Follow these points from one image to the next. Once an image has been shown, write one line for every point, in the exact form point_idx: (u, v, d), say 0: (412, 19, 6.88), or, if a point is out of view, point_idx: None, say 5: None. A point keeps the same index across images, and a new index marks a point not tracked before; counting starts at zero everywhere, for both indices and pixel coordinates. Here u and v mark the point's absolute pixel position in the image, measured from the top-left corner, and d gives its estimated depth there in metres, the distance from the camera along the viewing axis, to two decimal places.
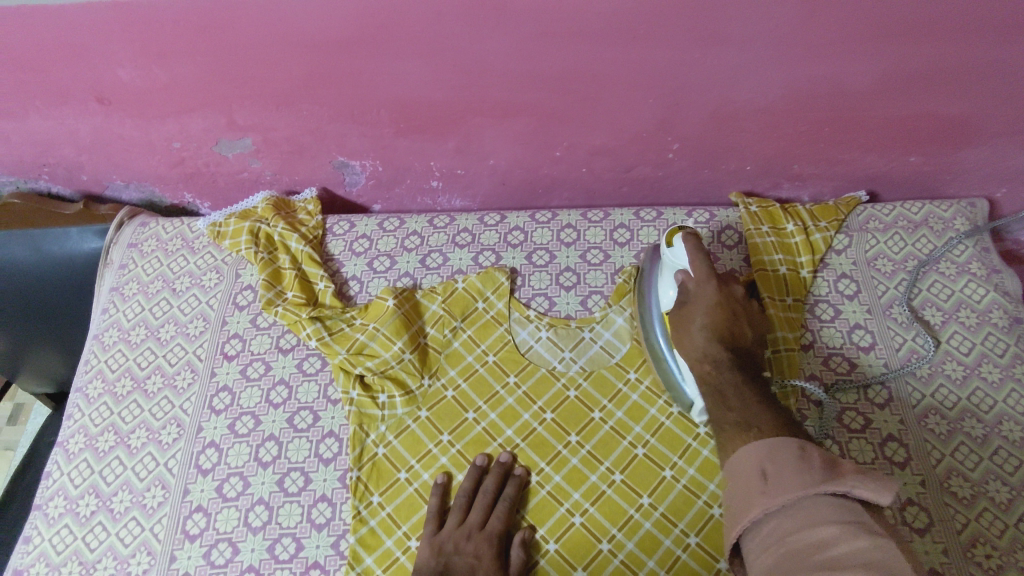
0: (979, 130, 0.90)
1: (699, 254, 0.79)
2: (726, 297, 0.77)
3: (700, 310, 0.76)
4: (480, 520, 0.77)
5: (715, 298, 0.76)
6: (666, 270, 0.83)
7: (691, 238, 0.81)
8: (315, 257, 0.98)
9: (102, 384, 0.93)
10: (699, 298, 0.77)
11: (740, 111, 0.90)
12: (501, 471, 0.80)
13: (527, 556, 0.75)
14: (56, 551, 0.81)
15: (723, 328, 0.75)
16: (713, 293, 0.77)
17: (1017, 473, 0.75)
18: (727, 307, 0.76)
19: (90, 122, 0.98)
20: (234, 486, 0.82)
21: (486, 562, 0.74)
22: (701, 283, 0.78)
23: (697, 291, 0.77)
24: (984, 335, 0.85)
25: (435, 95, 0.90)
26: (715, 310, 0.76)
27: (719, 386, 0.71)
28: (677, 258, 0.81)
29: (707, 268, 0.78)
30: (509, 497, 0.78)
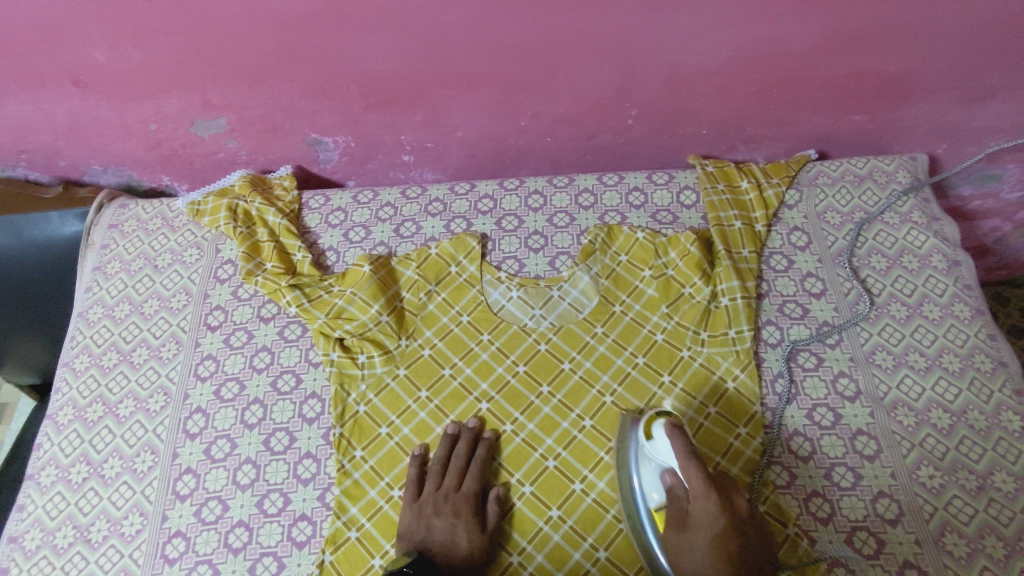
0: (916, 86, 0.96)
1: (691, 461, 0.70)
2: (730, 518, 0.68)
3: (703, 541, 0.68)
4: (456, 482, 0.80)
5: (720, 524, 0.67)
6: (650, 463, 0.75)
7: (674, 432, 0.73)
8: (291, 229, 1.01)
9: (88, 358, 0.95)
10: (702, 520, 0.68)
11: (692, 75, 0.94)
12: (471, 436, 0.83)
13: (503, 509, 0.79)
14: (50, 517, 0.84)
15: (733, 564, 0.66)
16: (717, 517, 0.67)
17: (956, 401, 0.81)
18: (734, 532, 0.67)
19: (66, 106, 1.01)
20: (222, 448, 0.86)
21: (464, 518, 0.78)
22: (700, 501, 0.68)
23: (698, 509, 0.69)
24: (925, 277, 0.91)
25: (402, 67, 0.94)
26: (721, 539, 0.67)
27: None
28: (663, 453, 0.73)
29: (705, 480, 0.69)
30: (481, 457, 0.82)
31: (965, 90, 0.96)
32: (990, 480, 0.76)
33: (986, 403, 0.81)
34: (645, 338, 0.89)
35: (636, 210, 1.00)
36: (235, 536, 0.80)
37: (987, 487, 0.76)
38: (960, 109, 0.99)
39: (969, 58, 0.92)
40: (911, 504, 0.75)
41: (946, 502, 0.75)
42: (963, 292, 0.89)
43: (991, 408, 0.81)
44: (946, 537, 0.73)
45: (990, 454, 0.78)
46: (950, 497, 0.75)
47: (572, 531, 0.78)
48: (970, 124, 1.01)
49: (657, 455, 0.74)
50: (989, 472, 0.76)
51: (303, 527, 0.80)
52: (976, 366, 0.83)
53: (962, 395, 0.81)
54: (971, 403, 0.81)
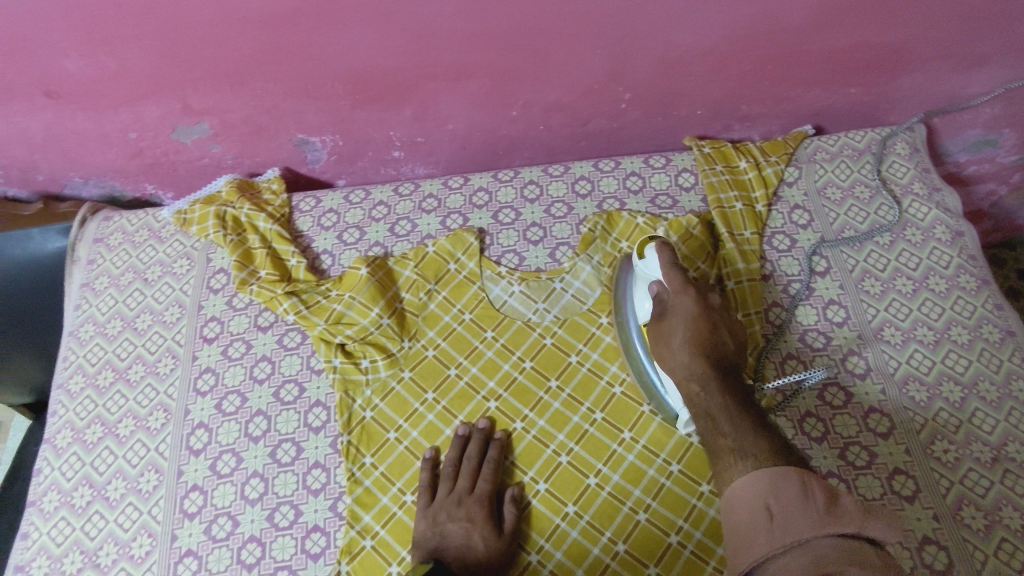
0: (910, 56, 0.95)
1: (673, 268, 0.76)
2: (703, 308, 0.74)
3: (678, 325, 0.74)
4: (469, 485, 0.79)
5: (693, 312, 0.74)
6: (639, 281, 0.81)
7: (663, 248, 0.78)
8: (284, 234, 0.99)
9: (83, 379, 0.93)
10: (679, 310, 0.75)
11: (685, 55, 0.92)
12: (482, 438, 0.82)
13: (519, 511, 0.78)
14: (56, 544, 0.82)
15: (705, 342, 0.72)
16: (690, 307, 0.74)
17: (967, 372, 0.81)
18: (707, 320, 0.74)
19: (40, 118, 0.97)
20: (228, 462, 0.84)
21: (480, 523, 0.77)
22: (677, 296, 0.75)
23: (676, 303, 0.75)
24: (929, 250, 0.90)
25: (387, 62, 0.91)
26: (695, 325, 0.73)
27: (709, 408, 0.68)
28: (648, 270, 0.79)
29: (682, 280, 0.75)
30: (493, 459, 0.80)
31: (960, 57, 0.95)
32: (1004, 451, 0.76)
33: (996, 374, 0.81)
34: None
35: (635, 196, 0.98)
36: (248, 551, 0.78)
37: (1002, 458, 0.75)
38: (955, 77, 0.98)
39: (964, 25, 0.90)
40: (926, 479, 0.75)
41: (961, 475, 0.75)
42: (968, 263, 0.88)
43: (1001, 378, 0.80)
44: (963, 510, 0.73)
45: (1004, 424, 0.77)
46: (966, 470, 0.75)
47: (590, 527, 0.77)
48: (964, 91, 1.00)
49: (644, 271, 0.80)
50: (1003, 443, 0.76)
51: (316, 538, 0.79)
52: (984, 337, 0.83)
53: (972, 366, 0.81)
54: (982, 373, 0.81)
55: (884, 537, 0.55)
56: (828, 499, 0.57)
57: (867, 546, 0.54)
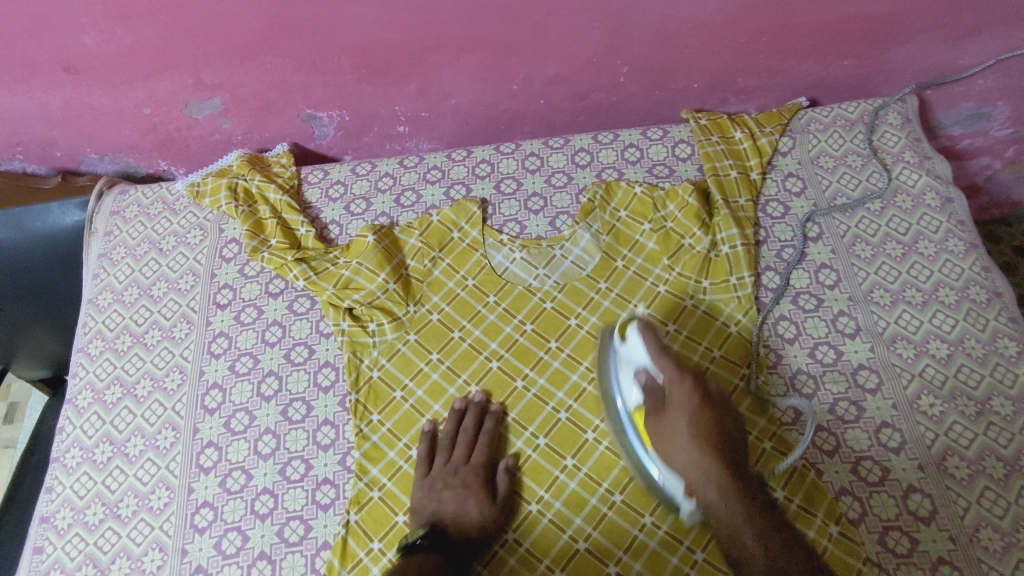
0: (902, 28, 0.97)
1: (663, 356, 0.75)
2: (703, 398, 0.73)
3: (681, 422, 0.72)
4: (464, 455, 0.82)
5: (694, 404, 0.73)
6: (622, 365, 0.78)
7: (647, 331, 0.77)
8: (293, 205, 1.02)
9: (102, 343, 0.97)
10: (678, 404, 0.73)
11: (681, 28, 0.95)
12: (479, 410, 0.85)
13: (512, 479, 0.81)
14: (79, 496, 0.86)
15: (710, 437, 0.71)
16: (692, 399, 0.73)
17: (954, 331, 0.83)
18: (708, 411, 0.73)
19: (58, 94, 1.01)
20: (242, 420, 0.88)
21: (475, 489, 0.79)
22: (674, 388, 0.74)
23: (675, 396, 0.73)
24: (919, 215, 0.92)
25: (392, 35, 0.94)
26: (698, 418, 0.72)
27: (733, 523, 0.68)
28: (635, 352, 0.77)
29: (677, 370, 0.74)
30: (489, 431, 0.83)
31: (951, 29, 0.97)
32: (988, 405, 0.79)
33: (983, 332, 0.83)
34: (648, 290, 0.91)
35: (633, 166, 1.01)
36: (261, 502, 0.82)
37: (986, 412, 0.78)
38: (947, 48, 1.00)
39: None
40: (912, 432, 0.78)
41: (947, 428, 0.78)
42: (956, 227, 0.91)
43: (986, 336, 0.83)
44: (948, 461, 0.76)
45: (988, 379, 0.80)
46: (950, 423, 0.78)
47: (587, 479, 0.80)
48: (956, 63, 1.02)
49: (628, 356, 0.78)
50: (987, 397, 0.79)
51: (326, 490, 0.82)
52: (971, 297, 0.85)
53: (959, 325, 0.84)
54: (968, 332, 0.83)
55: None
56: None
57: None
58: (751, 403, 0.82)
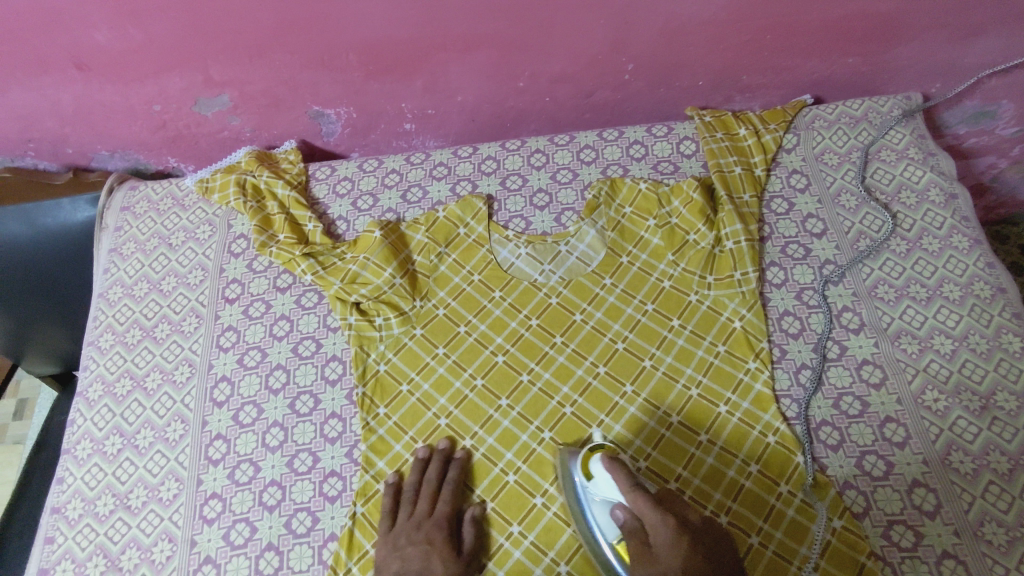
0: (906, 26, 0.97)
1: (637, 491, 0.69)
2: (689, 538, 0.65)
3: (675, 566, 0.62)
4: (428, 508, 0.79)
5: (683, 545, 0.64)
6: (596, 504, 0.74)
7: (613, 464, 0.73)
8: (301, 200, 1.03)
9: (113, 336, 0.98)
10: (664, 550, 0.64)
11: (686, 26, 0.96)
12: (442, 459, 0.82)
13: (478, 531, 0.79)
14: (89, 487, 0.87)
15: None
16: (679, 541, 0.64)
17: (958, 326, 0.84)
18: (698, 551, 0.64)
19: (70, 90, 1.02)
20: (250, 413, 0.89)
21: (439, 545, 0.76)
22: (656, 529, 0.66)
23: (658, 538, 0.65)
24: (923, 212, 0.93)
25: (399, 33, 0.95)
26: (690, 561, 0.63)
27: None
28: (605, 489, 0.73)
29: (655, 508, 0.67)
30: (453, 480, 0.81)
31: (955, 27, 0.98)
32: (993, 400, 0.79)
33: (987, 328, 0.83)
34: (654, 286, 0.91)
35: (638, 163, 1.01)
36: (269, 494, 0.83)
37: (991, 407, 0.78)
38: (952, 46, 1.00)
39: None
40: (917, 427, 0.78)
41: (951, 422, 0.78)
42: (961, 224, 0.91)
43: (991, 332, 0.83)
44: (952, 456, 0.76)
45: (993, 375, 0.80)
46: (955, 418, 0.78)
47: None
48: (961, 61, 1.03)
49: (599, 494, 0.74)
50: (992, 393, 0.79)
51: (333, 482, 0.83)
52: (975, 293, 0.86)
53: (963, 321, 0.84)
54: (972, 327, 0.83)
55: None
56: None
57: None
58: (758, 395, 0.82)
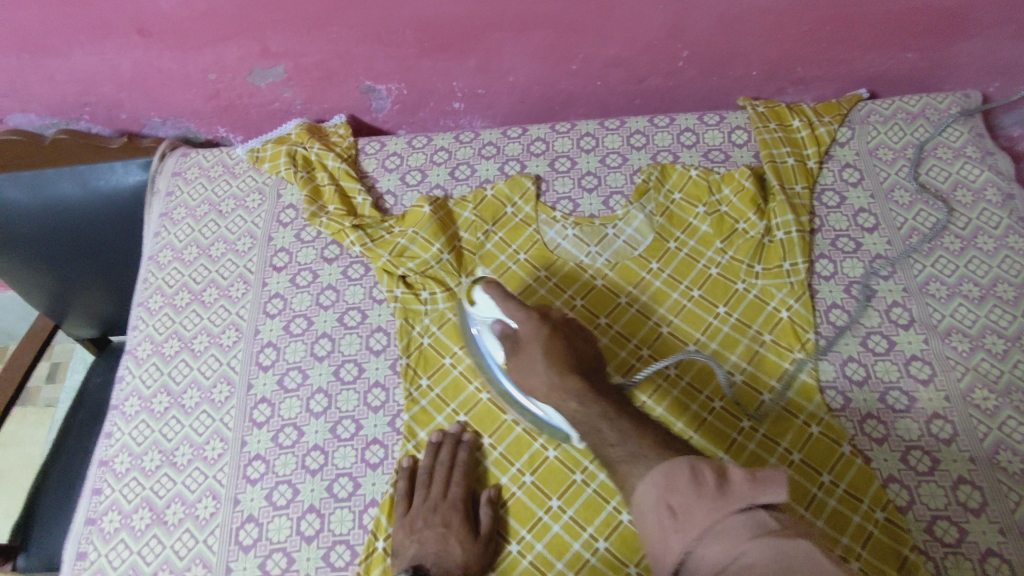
0: (971, 22, 0.96)
1: (508, 299, 0.75)
2: (550, 327, 0.73)
3: (537, 353, 0.72)
4: (442, 491, 0.80)
5: (543, 333, 0.72)
6: (481, 326, 0.79)
7: (490, 286, 0.76)
8: (351, 172, 1.04)
9: (162, 298, 1.00)
10: (530, 339, 0.73)
11: (746, 13, 0.95)
12: (454, 441, 0.83)
13: (496, 513, 0.79)
14: (137, 442, 0.89)
15: (564, 356, 0.71)
16: (540, 330, 0.73)
17: (1011, 326, 0.83)
18: (557, 334, 0.73)
19: (130, 56, 1.04)
20: (294, 378, 0.90)
21: (456, 527, 0.77)
22: (523, 324, 0.73)
23: (526, 332, 0.73)
24: (979, 211, 0.91)
25: (457, 9, 0.95)
26: (550, 344, 0.72)
27: (591, 421, 0.66)
28: (484, 310, 0.77)
29: (522, 307, 0.74)
30: (465, 463, 0.81)
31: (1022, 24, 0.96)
32: None
33: None
34: (700, 272, 0.91)
35: (688, 150, 1.01)
36: (312, 458, 0.84)
37: None
38: (1016, 45, 0.99)
39: None
40: (965, 424, 0.78)
41: (1000, 422, 0.77)
42: (1018, 224, 0.90)
43: None
44: (1000, 455, 0.75)
45: None
46: (1004, 417, 0.77)
47: None
48: None
49: (479, 315, 0.78)
50: None
51: (375, 450, 0.84)
52: None
53: (1017, 321, 0.83)
54: None
55: (778, 499, 0.51)
56: (718, 477, 0.52)
57: (765, 513, 0.50)
58: (803, 385, 0.82)
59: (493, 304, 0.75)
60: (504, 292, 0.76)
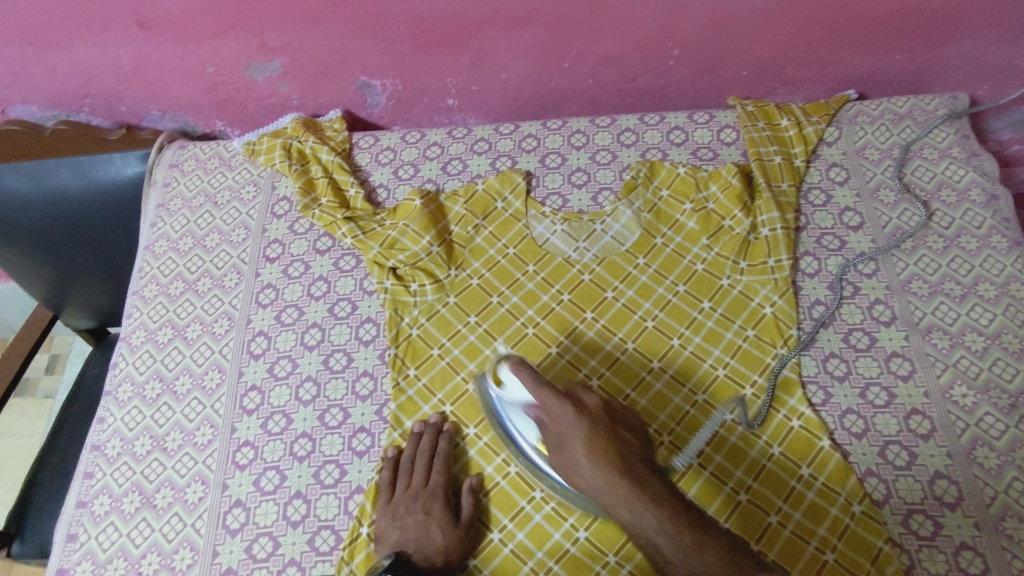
0: (959, 24, 0.97)
1: (540, 385, 0.72)
2: (590, 418, 0.71)
3: (579, 449, 0.69)
4: (423, 479, 0.81)
5: (583, 428, 0.70)
6: (511, 407, 0.76)
7: (518, 367, 0.74)
8: (344, 166, 1.05)
9: (157, 287, 1.01)
10: (570, 432, 0.70)
11: (736, 13, 0.96)
12: (435, 432, 0.84)
13: (477, 501, 0.80)
14: (129, 428, 0.90)
15: (610, 452, 0.68)
16: (580, 423, 0.70)
17: (991, 325, 0.84)
18: (598, 428, 0.70)
19: (130, 49, 1.06)
20: (285, 366, 0.91)
21: (437, 514, 0.78)
22: (558, 417, 0.71)
23: (564, 424, 0.71)
24: (963, 210, 0.92)
25: (450, 6, 0.97)
26: (592, 440, 0.69)
27: (645, 532, 0.65)
28: (515, 392, 0.75)
29: (557, 396, 0.72)
30: (445, 452, 0.83)
31: (1010, 27, 0.97)
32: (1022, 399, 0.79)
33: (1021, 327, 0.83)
34: (686, 268, 0.92)
35: (677, 148, 1.02)
36: (300, 445, 0.86)
37: (1019, 405, 0.78)
38: (1004, 47, 1.00)
39: None
40: (942, 420, 0.78)
41: (978, 418, 0.78)
42: (1001, 224, 0.91)
43: None
44: (977, 451, 0.76)
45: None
46: (982, 413, 0.78)
47: None
48: (1013, 64, 1.02)
49: (508, 397, 0.76)
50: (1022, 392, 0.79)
51: (362, 438, 0.86)
52: (1011, 293, 0.85)
53: (997, 320, 0.84)
54: (1006, 326, 0.83)
55: None
56: None
57: None
58: (785, 380, 0.83)
59: (523, 388, 0.74)
60: (533, 374, 0.74)
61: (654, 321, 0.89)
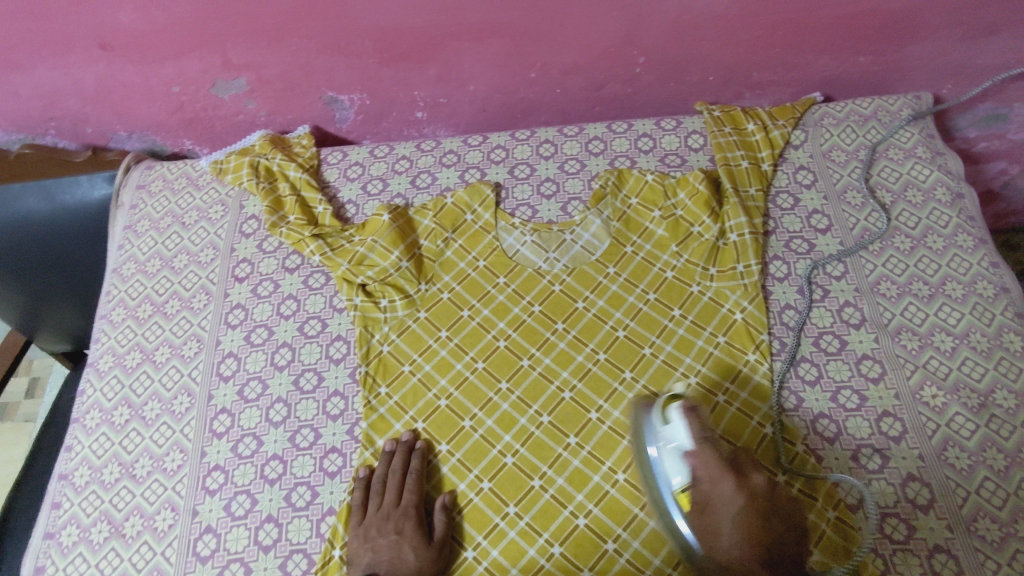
0: (920, 24, 0.97)
1: (706, 442, 0.72)
2: (751, 497, 0.69)
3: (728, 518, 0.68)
4: (395, 498, 0.80)
5: (740, 499, 0.68)
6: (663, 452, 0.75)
7: (691, 415, 0.74)
8: (312, 182, 1.05)
9: (125, 310, 1.00)
10: (722, 500, 0.69)
11: (698, 19, 0.96)
12: (406, 450, 0.83)
13: (450, 519, 0.79)
14: (96, 455, 0.89)
15: (758, 539, 0.66)
16: (737, 497, 0.68)
17: (959, 324, 0.84)
18: (755, 507, 0.68)
19: (93, 70, 1.04)
20: (255, 388, 0.90)
21: (409, 534, 0.77)
22: (717, 480, 0.69)
23: (720, 495, 0.69)
24: (929, 210, 0.93)
25: (414, 19, 0.97)
26: (743, 514, 0.67)
27: None
28: (676, 435, 0.74)
29: (721, 462, 0.70)
30: (417, 470, 0.82)
31: (969, 26, 0.97)
32: (991, 398, 0.79)
33: (988, 326, 0.83)
34: (656, 275, 0.92)
35: (645, 155, 1.02)
36: (270, 468, 0.84)
37: (988, 404, 0.78)
38: (965, 46, 1.00)
39: None
40: (914, 421, 0.78)
41: (948, 419, 0.78)
42: (967, 223, 0.91)
43: (992, 330, 0.83)
44: (949, 451, 0.76)
45: (992, 373, 0.80)
46: (953, 414, 0.78)
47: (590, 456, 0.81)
48: (975, 62, 1.02)
49: (668, 441, 0.74)
50: (990, 391, 0.79)
51: (333, 458, 0.85)
52: (978, 292, 0.86)
53: (965, 319, 0.84)
54: (974, 325, 0.84)
55: None
56: None
57: None
58: (757, 386, 0.83)
59: (687, 435, 0.73)
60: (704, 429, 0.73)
61: (625, 330, 0.89)
